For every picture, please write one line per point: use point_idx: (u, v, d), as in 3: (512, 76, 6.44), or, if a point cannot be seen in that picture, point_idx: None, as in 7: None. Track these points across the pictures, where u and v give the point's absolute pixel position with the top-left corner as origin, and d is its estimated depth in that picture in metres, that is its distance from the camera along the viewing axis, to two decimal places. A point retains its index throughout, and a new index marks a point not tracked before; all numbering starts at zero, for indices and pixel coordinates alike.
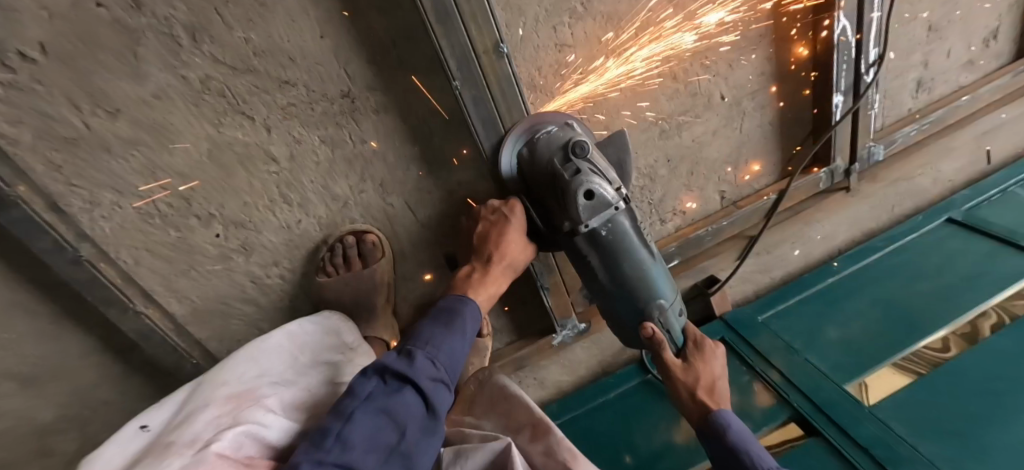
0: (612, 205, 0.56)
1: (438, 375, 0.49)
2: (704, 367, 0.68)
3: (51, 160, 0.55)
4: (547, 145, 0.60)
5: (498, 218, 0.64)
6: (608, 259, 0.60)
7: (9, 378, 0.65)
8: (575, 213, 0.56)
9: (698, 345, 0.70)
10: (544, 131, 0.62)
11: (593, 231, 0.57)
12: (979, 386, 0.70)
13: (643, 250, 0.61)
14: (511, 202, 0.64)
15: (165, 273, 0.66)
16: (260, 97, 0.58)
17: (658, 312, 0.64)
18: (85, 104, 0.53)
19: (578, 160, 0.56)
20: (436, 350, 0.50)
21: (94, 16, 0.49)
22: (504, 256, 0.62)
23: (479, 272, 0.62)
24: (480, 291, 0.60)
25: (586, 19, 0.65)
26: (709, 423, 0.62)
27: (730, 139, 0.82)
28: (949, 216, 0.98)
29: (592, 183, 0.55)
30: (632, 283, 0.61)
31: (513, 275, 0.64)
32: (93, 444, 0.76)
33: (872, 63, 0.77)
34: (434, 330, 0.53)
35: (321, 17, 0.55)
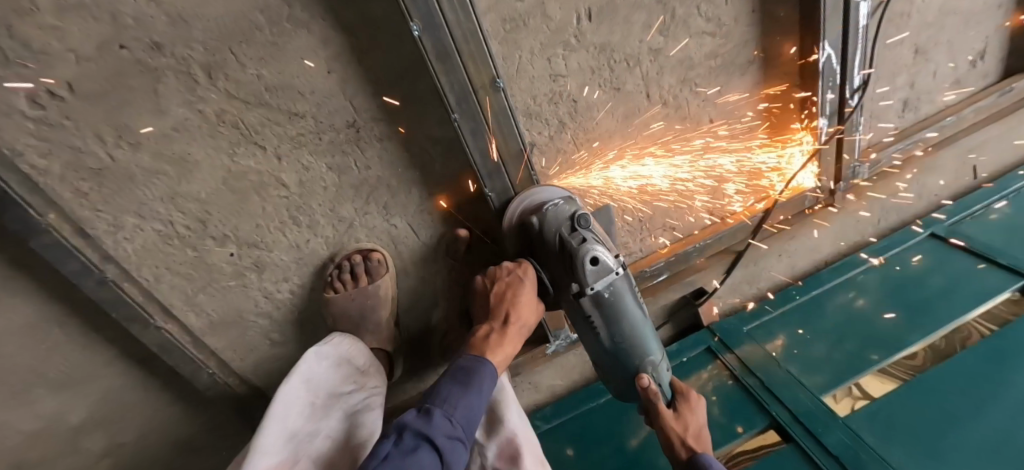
0: (613, 270, 0.63)
1: (452, 431, 0.57)
2: (691, 416, 0.72)
3: (79, 188, 0.59)
4: (554, 215, 0.65)
5: (513, 281, 0.69)
6: (609, 319, 0.65)
7: (41, 385, 0.70)
8: (582, 277, 0.62)
9: (682, 394, 0.75)
10: (550, 203, 0.67)
11: (598, 294, 0.63)
12: (940, 397, 0.75)
13: (637, 310, 0.67)
14: (523, 265, 0.69)
15: (184, 289, 0.70)
16: (272, 128, 0.62)
17: (650, 367, 0.70)
18: (111, 137, 0.57)
19: (583, 230, 0.63)
20: (451, 408, 0.58)
21: (119, 57, 0.53)
22: (519, 317, 0.67)
23: (496, 334, 0.68)
24: (496, 352, 0.66)
25: (581, 51, 0.68)
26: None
27: (718, 159, 0.85)
28: (933, 230, 1.02)
29: (596, 251, 0.62)
30: (628, 338, 0.67)
31: (524, 334, 0.70)
32: (117, 443, 0.81)
33: (856, 89, 0.80)
34: (451, 388, 0.60)
35: (328, 55, 0.59)
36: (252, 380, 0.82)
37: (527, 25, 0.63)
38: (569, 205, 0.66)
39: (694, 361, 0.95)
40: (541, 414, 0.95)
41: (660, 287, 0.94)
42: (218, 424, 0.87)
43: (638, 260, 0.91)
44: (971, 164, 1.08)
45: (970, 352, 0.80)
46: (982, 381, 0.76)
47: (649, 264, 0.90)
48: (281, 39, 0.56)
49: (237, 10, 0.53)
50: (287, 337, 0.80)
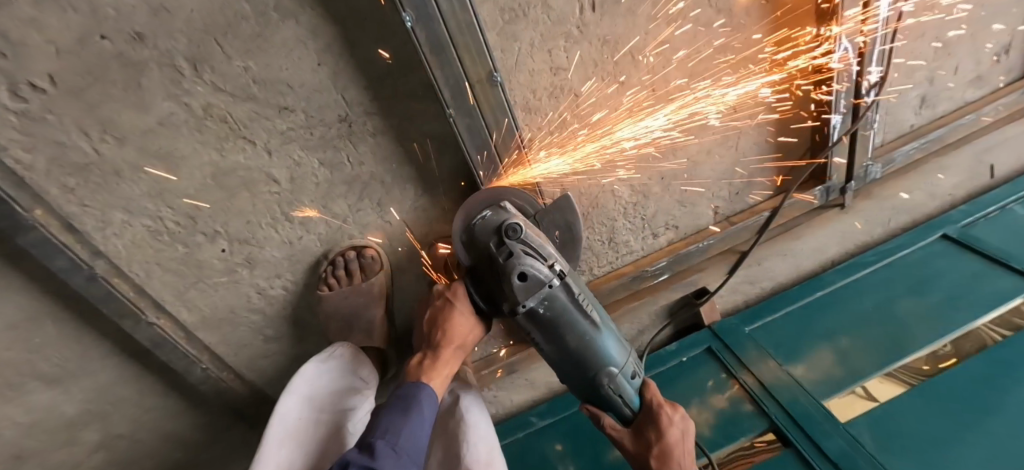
0: (546, 283, 0.56)
1: (399, 460, 0.56)
2: (658, 435, 0.64)
3: (66, 183, 0.58)
4: (482, 231, 0.59)
5: (443, 303, 0.68)
6: (551, 332, 0.59)
7: (37, 378, 0.71)
8: (512, 295, 0.56)
9: (654, 412, 0.66)
10: (478, 216, 0.61)
11: (532, 310, 0.57)
12: (936, 412, 0.73)
13: (586, 320, 0.60)
14: (455, 287, 0.67)
15: (176, 286, 0.70)
16: (261, 123, 0.60)
17: (609, 379, 0.63)
18: (95, 131, 0.56)
19: (511, 242, 0.56)
20: (395, 436, 0.57)
21: (99, 49, 0.50)
22: (452, 339, 0.66)
23: (429, 358, 0.67)
24: (434, 376, 0.66)
25: (583, 43, 0.65)
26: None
27: (725, 157, 0.82)
28: (944, 231, 0.99)
29: (524, 265, 0.55)
30: (577, 352, 0.60)
31: (463, 354, 0.69)
32: (114, 434, 0.82)
33: (873, 84, 0.77)
34: (391, 417, 0.59)
35: (318, 46, 0.56)
36: (246, 374, 0.82)
37: (526, 17, 0.60)
38: (497, 217, 0.60)
39: (692, 360, 0.94)
40: (537, 411, 0.95)
41: (660, 286, 0.93)
42: (214, 417, 0.88)
43: (639, 259, 0.89)
44: (988, 163, 1.05)
45: (965, 366, 0.78)
46: (984, 399, 0.73)
47: (649, 263, 0.88)
48: (267, 31, 0.54)
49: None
50: (280, 333, 0.80)
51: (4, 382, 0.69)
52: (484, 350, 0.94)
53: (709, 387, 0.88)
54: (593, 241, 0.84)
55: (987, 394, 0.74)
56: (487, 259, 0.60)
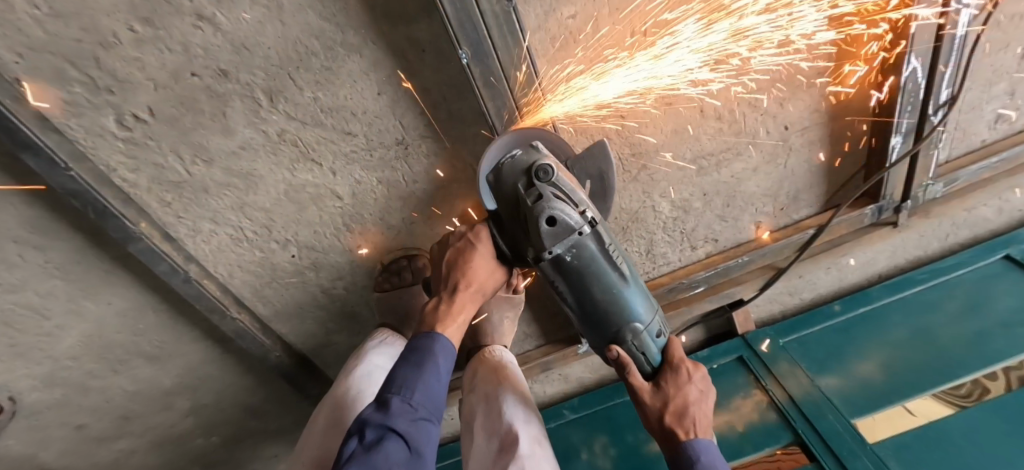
0: (575, 230, 0.55)
1: (416, 415, 0.53)
2: (678, 393, 0.63)
3: (163, 198, 0.67)
4: (510, 172, 0.56)
5: (465, 245, 0.63)
6: (575, 281, 0.59)
7: (142, 355, 0.84)
8: (539, 240, 0.55)
9: (675, 370, 0.65)
10: (508, 155, 0.58)
11: (558, 257, 0.57)
12: (956, 443, 0.74)
13: (612, 272, 0.59)
14: (478, 227, 0.63)
15: (253, 284, 0.79)
16: (327, 146, 0.66)
17: (631, 334, 0.63)
18: (188, 155, 0.64)
19: (541, 185, 0.54)
20: (409, 392, 0.54)
21: (191, 84, 0.58)
22: (471, 283, 0.62)
23: (445, 304, 0.62)
24: (450, 322, 0.61)
25: (631, 68, 0.65)
26: (683, 458, 0.57)
27: (771, 174, 0.81)
28: (1007, 252, 0.94)
29: (554, 209, 0.53)
30: (598, 301, 0.61)
31: (482, 299, 0.65)
32: (202, 403, 0.95)
33: (942, 104, 0.72)
34: (405, 372, 0.56)
35: (380, 77, 0.61)
36: (311, 358, 0.93)
37: (576, 41, 0.62)
38: (528, 156, 0.57)
39: (722, 368, 0.97)
40: (569, 404, 1.02)
41: (696, 298, 0.93)
42: (284, 392, 1.00)
43: (675, 270, 0.91)
44: None
45: (984, 403, 0.77)
46: (1014, 440, 0.72)
47: (686, 276, 0.89)
48: (334, 64, 0.59)
49: (293, 38, 0.56)
50: (340, 325, 0.89)
51: (116, 357, 0.82)
52: (521, 347, 1.00)
53: (734, 394, 0.92)
54: (631, 252, 0.87)
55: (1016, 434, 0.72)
56: (513, 201, 0.57)
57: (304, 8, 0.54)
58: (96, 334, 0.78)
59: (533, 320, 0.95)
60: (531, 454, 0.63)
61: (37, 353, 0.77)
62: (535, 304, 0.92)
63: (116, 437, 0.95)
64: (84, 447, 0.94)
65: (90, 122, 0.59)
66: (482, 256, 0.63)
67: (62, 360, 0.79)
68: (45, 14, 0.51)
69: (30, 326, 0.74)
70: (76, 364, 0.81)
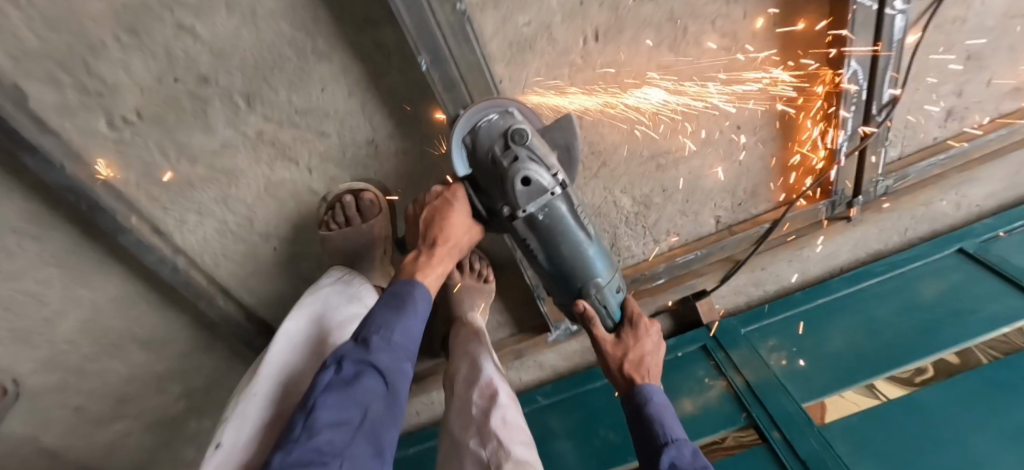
0: (547, 190, 0.60)
1: (393, 354, 0.58)
2: (635, 343, 0.72)
3: (152, 193, 0.72)
4: (488, 134, 0.61)
5: (442, 203, 0.67)
6: (545, 240, 0.64)
7: (135, 340, 0.89)
8: (514, 199, 0.60)
9: (634, 324, 0.73)
10: (484, 119, 0.62)
11: (531, 216, 0.61)
12: (897, 425, 0.78)
13: (579, 232, 0.65)
14: (455, 187, 0.67)
15: (239, 274, 0.84)
16: (303, 144, 0.71)
17: (595, 290, 0.69)
18: (173, 153, 0.69)
19: (517, 148, 0.59)
20: (388, 332, 0.58)
21: (174, 88, 0.63)
22: (447, 239, 0.66)
23: (424, 257, 0.67)
24: (427, 273, 0.67)
25: (586, 71, 0.70)
26: (635, 400, 0.66)
27: (728, 171, 0.85)
28: (961, 246, 0.98)
29: (528, 170, 0.58)
30: (567, 259, 0.66)
31: (456, 255, 0.70)
32: (194, 387, 1.01)
33: (885, 104, 0.76)
34: (385, 314, 0.59)
35: (349, 80, 0.65)
36: None
37: (532, 47, 0.66)
38: (504, 121, 0.61)
39: (688, 356, 1.02)
40: (542, 390, 1.06)
41: (661, 288, 0.99)
42: None
43: (641, 262, 0.96)
44: None
45: (926, 389, 0.81)
46: (949, 418, 0.77)
47: (650, 267, 0.95)
48: (307, 69, 0.64)
49: (267, 45, 0.61)
50: None
51: (112, 342, 0.88)
52: (496, 336, 1.05)
53: (697, 381, 0.96)
54: None
55: (952, 414, 0.77)
56: (490, 163, 0.61)
57: (276, 18, 0.59)
58: (93, 319, 0.84)
59: (505, 309, 1.00)
60: (509, 405, 0.71)
61: (39, 337, 0.83)
62: (507, 294, 0.97)
63: (112, 421, 1.00)
64: (82, 430, 0.99)
65: (82, 123, 0.64)
66: (458, 213, 0.67)
67: (61, 345, 0.85)
68: (35, 22, 0.55)
69: (30, 311, 0.79)
70: (74, 348, 0.86)
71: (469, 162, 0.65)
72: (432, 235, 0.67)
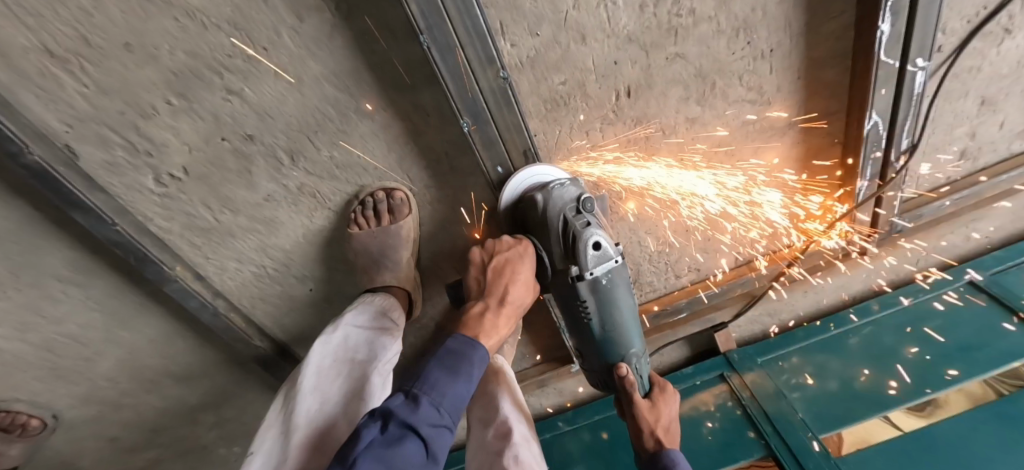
0: (613, 258, 0.64)
1: (438, 420, 0.53)
2: (665, 409, 0.76)
3: (194, 242, 0.74)
4: (560, 197, 0.64)
5: (512, 256, 0.66)
6: (602, 306, 0.66)
7: (172, 374, 0.92)
8: (584, 261, 0.62)
9: (662, 391, 0.78)
10: (557, 181, 0.65)
11: (596, 280, 0.64)
12: (904, 463, 0.81)
13: (630, 302, 0.69)
14: (524, 241, 0.68)
15: (275, 313, 0.87)
16: (341, 194, 0.74)
17: (635, 358, 0.72)
18: (216, 206, 0.71)
19: (588, 214, 0.64)
20: (439, 396, 0.54)
21: (221, 147, 0.65)
22: (514, 297, 0.65)
23: (490, 315, 0.64)
24: (491, 334, 0.63)
25: (617, 124, 0.72)
26: (663, 464, 0.70)
27: (749, 211, 0.88)
28: (971, 279, 1.01)
29: (600, 236, 0.63)
30: (619, 327, 0.68)
31: (517, 316, 0.67)
32: (225, 415, 1.03)
33: (903, 152, 0.78)
34: (438, 373, 0.55)
35: (389, 137, 0.68)
36: None
37: (567, 104, 0.69)
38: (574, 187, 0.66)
39: (705, 383, 1.04)
40: (563, 417, 1.09)
41: (682, 322, 1.03)
42: None
43: (662, 296, 1.00)
44: None
45: (942, 424, 0.84)
46: (952, 457, 0.80)
47: (670, 302, 0.98)
48: (348, 127, 0.65)
49: (312, 106, 0.63)
50: None
51: (149, 378, 0.90)
52: (519, 366, 1.08)
53: (715, 409, 1.00)
54: None
55: (957, 454, 0.80)
56: (561, 224, 0.64)
57: (322, 81, 0.61)
58: (131, 357, 0.86)
59: (529, 341, 1.03)
60: (523, 444, 0.71)
61: (79, 375, 0.85)
62: (532, 327, 1.00)
63: (145, 449, 1.03)
64: (117, 458, 1.02)
65: (130, 180, 0.66)
66: (524, 270, 0.67)
67: (100, 381, 0.87)
68: (91, 91, 0.58)
69: (71, 353, 0.81)
70: (112, 384, 0.89)
71: (534, 218, 0.67)
72: (499, 292, 0.65)
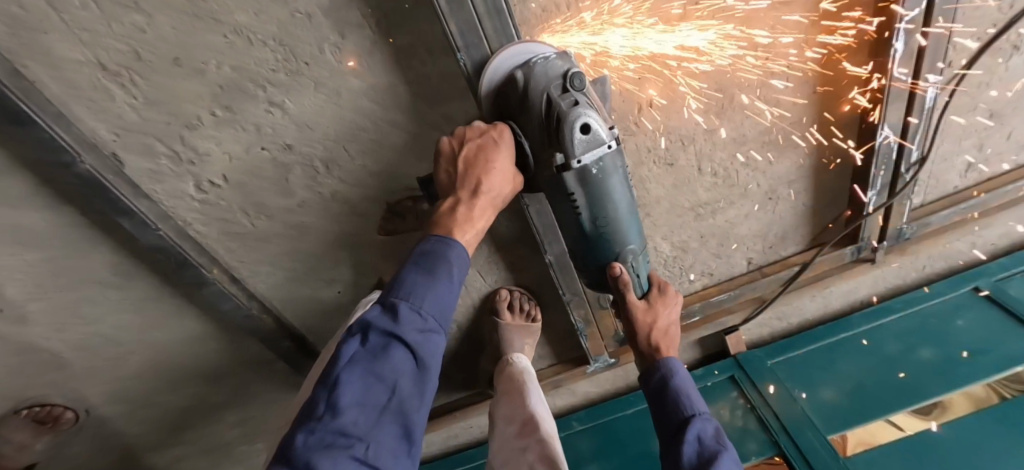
0: (605, 144, 0.55)
1: (423, 326, 0.51)
2: (662, 313, 0.73)
3: (230, 246, 0.77)
4: (543, 71, 0.53)
5: (485, 143, 0.56)
6: (593, 200, 0.58)
7: (201, 373, 0.95)
8: (569, 147, 0.53)
9: (660, 293, 0.74)
10: (540, 56, 0.54)
11: (584, 170, 0.55)
12: (914, 462, 0.84)
13: (626, 194, 0.61)
14: (500, 127, 0.57)
15: (303, 313, 0.90)
16: (371, 202, 0.76)
17: (632, 257, 0.66)
18: (254, 212, 0.74)
19: (576, 92, 0.52)
20: (418, 301, 0.52)
21: (261, 156, 0.68)
22: (491, 188, 0.56)
23: (463, 208, 0.56)
24: (467, 229, 0.56)
25: (639, 135, 0.73)
26: (658, 369, 0.70)
27: (762, 219, 0.91)
28: (975, 285, 1.04)
29: (590, 117, 0.52)
30: (613, 224, 0.61)
31: (497, 208, 0.59)
32: (249, 413, 1.07)
33: (912, 163, 0.82)
34: (414, 279, 0.53)
35: (421, 148, 0.71)
36: None
37: None
38: (560, 58, 0.54)
39: (716, 385, 1.07)
40: (577, 416, 1.12)
41: (694, 326, 1.04)
42: None
43: None
44: None
45: (945, 427, 0.87)
46: (955, 459, 0.83)
47: (684, 306, 1.02)
48: (382, 138, 0.68)
49: (349, 118, 0.66)
50: None
51: (179, 376, 0.93)
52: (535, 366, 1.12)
53: (726, 410, 1.02)
54: None
55: (964, 455, 0.83)
56: (544, 105, 0.53)
57: (359, 95, 0.64)
58: (164, 356, 0.89)
59: (546, 341, 1.07)
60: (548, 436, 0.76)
61: (113, 372, 0.88)
62: (549, 329, 1.04)
63: (172, 445, 1.06)
64: (145, 452, 1.06)
65: (170, 188, 0.69)
66: (501, 160, 0.57)
67: (132, 379, 0.90)
68: (140, 103, 0.61)
69: (106, 351, 0.84)
70: (144, 381, 0.92)
71: (513, 101, 0.56)
72: (472, 183, 0.56)
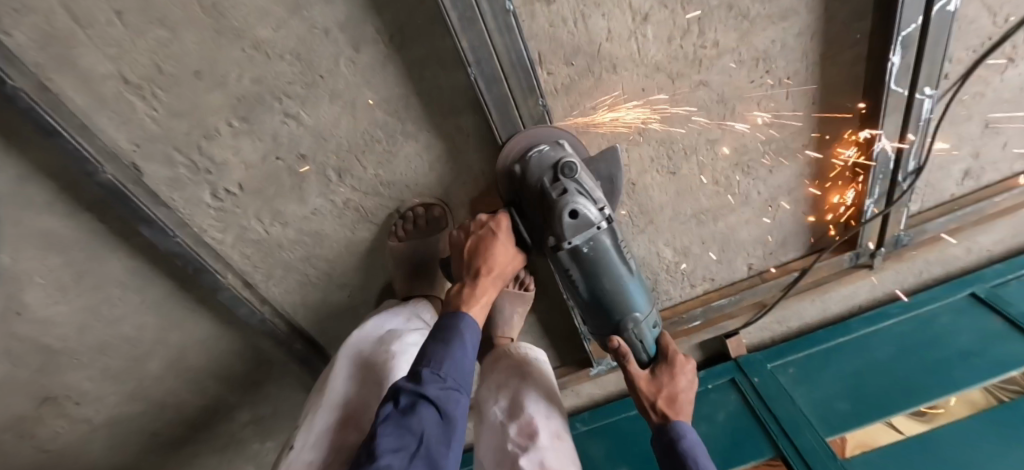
0: (594, 224, 0.63)
1: (446, 384, 0.53)
2: (670, 380, 0.72)
3: (245, 252, 0.80)
4: (539, 165, 0.64)
5: (485, 233, 0.68)
6: (588, 273, 0.65)
7: (213, 374, 0.97)
8: (561, 230, 0.62)
9: (668, 358, 0.73)
10: (535, 150, 0.66)
11: (576, 249, 0.63)
12: (910, 464, 0.86)
13: (621, 267, 0.67)
14: (500, 217, 0.69)
15: (313, 317, 0.92)
16: (383, 209, 0.79)
17: (633, 324, 0.70)
18: (268, 218, 0.76)
19: (566, 181, 0.62)
20: (439, 365, 0.54)
21: (276, 166, 0.70)
22: (492, 268, 0.65)
23: (469, 287, 0.64)
24: (473, 302, 0.63)
25: (644, 145, 0.76)
26: (666, 436, 0.67)
27: (762, 226, 0.93)
28: (972, 290, 1.06)
29: (576, 203, 0.61)
30: (610, 295, 0.67)
31: (501, 284, 0.68)
32: (259, 413, 1.09)
33: (909, 173, 0.83)
34: (434, 347, 0.56)
35: (431, 157, 0.73)
36: None
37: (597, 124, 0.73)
38: (553, 152, 0.65)
39: (716, 388, 1.09)
40: (580, 418, 1.14)
41: (695, 329, 1.06)
42: None
43: (676, 304, 1.05)
44: None
45: (941, 429, 0.89)
46: (951, 461, 0.85)
47: (685, 310, 1.04)
48: (394, 148, 0.71)
49: (362, 129, 0.68)
50: None
51: (192, 377, 0.96)
52: None
53: (726, 411, 1.04)
54: None
55: (959, 456, 0.85)
56: (540, 194, 0.64)
57: (372, 107, 0.66)
58: (177, 358, 0.91)
59: (550, 344, 1.09)
60: (551, 448, 0.63)
61: (129, 374, 0.90)
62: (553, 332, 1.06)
63: (183, 445, 1.08)
64: (157, 452, 1.08)
65: (189, 195, 0.71)
66: (502, 244, 0.68)
67: (146, 380, 0.93)
68: (161, 114, 0.63)
69: (122, 353, 0.86)
70: (158, 382, 0.94)
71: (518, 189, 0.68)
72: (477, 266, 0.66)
